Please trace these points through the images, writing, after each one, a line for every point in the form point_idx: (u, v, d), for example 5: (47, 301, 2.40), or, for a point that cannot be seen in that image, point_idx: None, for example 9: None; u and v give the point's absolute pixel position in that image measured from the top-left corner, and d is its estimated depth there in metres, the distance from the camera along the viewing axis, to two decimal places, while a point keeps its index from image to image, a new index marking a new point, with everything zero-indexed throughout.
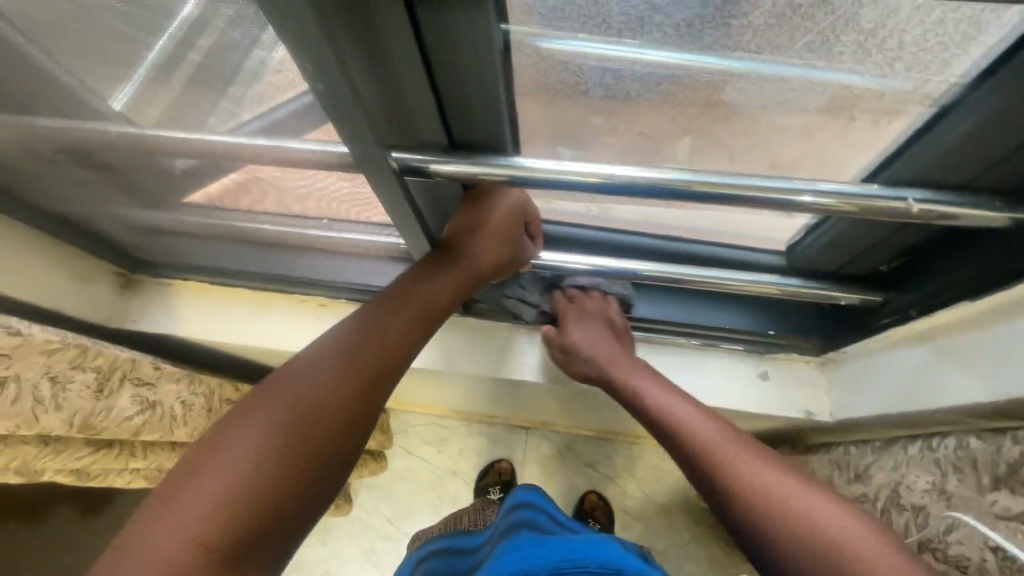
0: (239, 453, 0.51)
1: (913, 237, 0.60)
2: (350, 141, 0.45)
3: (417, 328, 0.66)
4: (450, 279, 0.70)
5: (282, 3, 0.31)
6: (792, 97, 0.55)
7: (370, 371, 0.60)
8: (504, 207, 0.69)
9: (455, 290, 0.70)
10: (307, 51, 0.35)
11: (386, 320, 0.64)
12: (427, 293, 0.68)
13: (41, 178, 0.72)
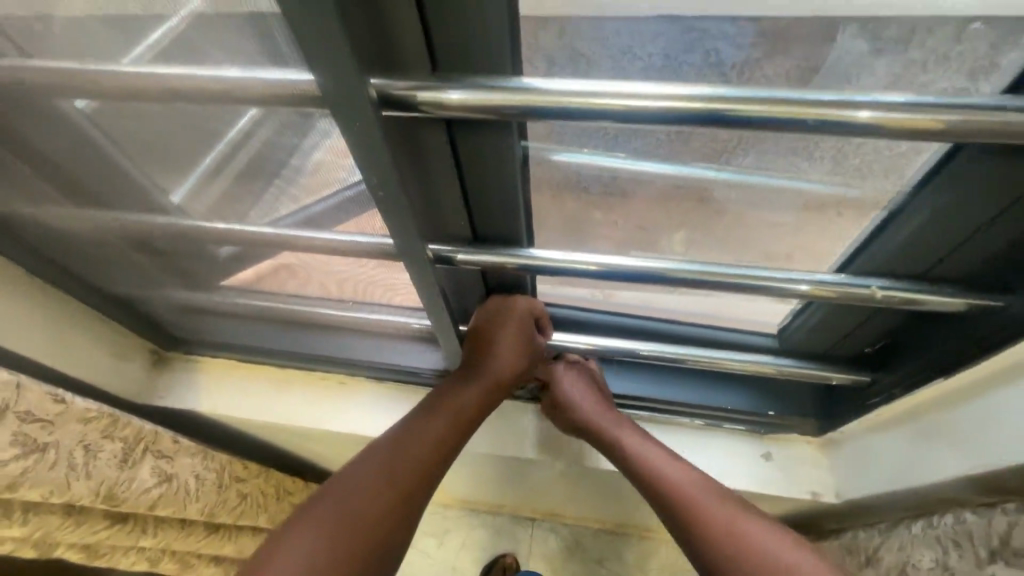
0: (299, 556, 0.62)
1: (888, 322, 0.66)
2: (397, 233, 0.53)
3: (450, 432, 0.75)
4: (475, 387, 0.79)
5: (359, 122, 0.40)
6: (763, 200, 0.65)
7: (407, 475, 0.70)
8: (514, 318, 0.77)
9: (480, 399, 0.79)
10: (370, 163, 0.44)
11: (424, 424, 0.75)
12: (456, 403, 0.77)
13: (105, 260, 0.81)
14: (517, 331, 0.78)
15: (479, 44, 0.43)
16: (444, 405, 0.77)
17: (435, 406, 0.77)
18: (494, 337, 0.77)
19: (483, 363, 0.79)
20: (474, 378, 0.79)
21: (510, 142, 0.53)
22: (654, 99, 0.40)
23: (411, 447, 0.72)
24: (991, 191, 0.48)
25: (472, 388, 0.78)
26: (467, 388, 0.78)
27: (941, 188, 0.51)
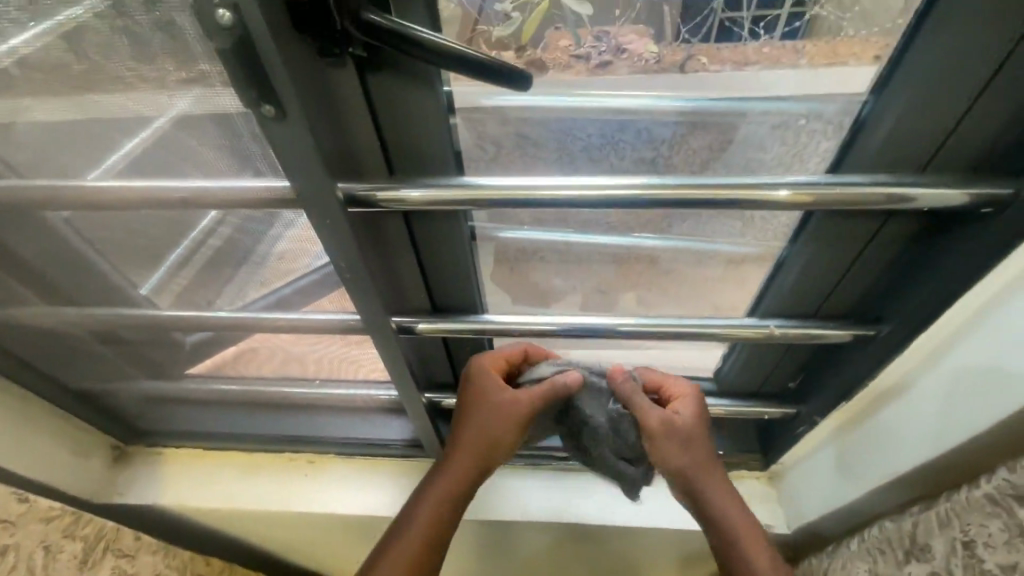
0: None
1: (800, 356, 0.76)
2: (363, 309, 0.60)
3: (448, 508, 0.75)
4: (461, 458, 0.74)
5: (326, 214, 0.47)
6: (683, 264, 0.76)
7: (414, 556, 0.73)
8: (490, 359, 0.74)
9: (468, 467, 0.74)
10: (337, 248, 0.51)
11: (420, 504, 0.75)
12: (446, 480, 0.75)
13: (76, 353, 0.85)
14: (492, 376, 0.72)
15: (425, 151, 0.53)
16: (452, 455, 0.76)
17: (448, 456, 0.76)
18: (475, 382, 0.73)
19: (470, 416, 0.73)
20: (463, 433, 0.73)
21: (460, 224, 0.62)
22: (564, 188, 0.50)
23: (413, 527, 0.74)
24: (845, 240, 0.59)
25: (469, 437, 0.73)
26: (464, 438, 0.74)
27: (801, 247, 0.61)
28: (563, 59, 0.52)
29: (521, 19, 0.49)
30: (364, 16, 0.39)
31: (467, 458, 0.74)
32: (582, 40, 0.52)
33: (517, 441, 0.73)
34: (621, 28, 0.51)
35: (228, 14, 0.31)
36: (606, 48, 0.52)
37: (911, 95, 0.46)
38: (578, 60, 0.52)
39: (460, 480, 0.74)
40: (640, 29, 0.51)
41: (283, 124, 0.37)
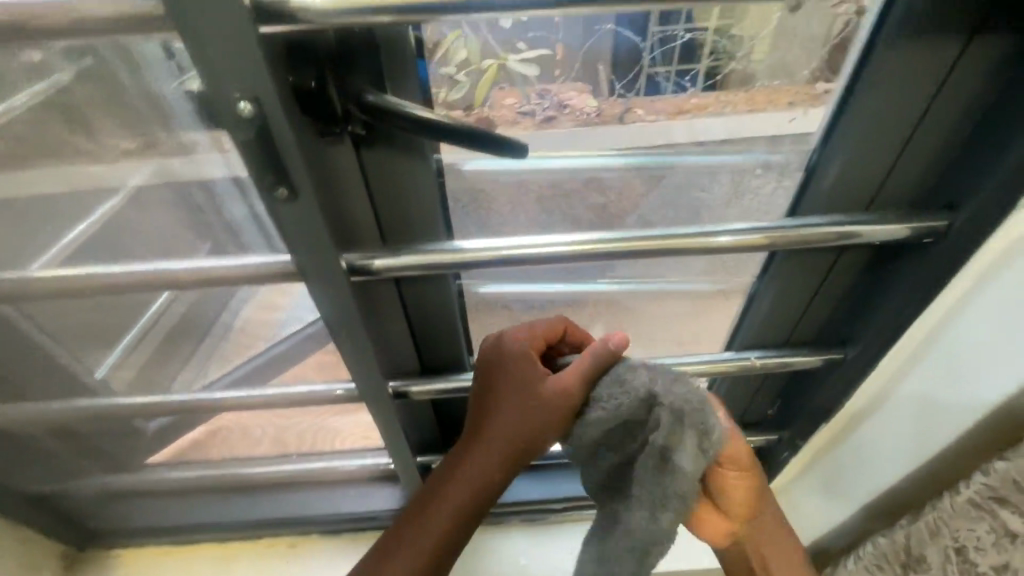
0: None
1: (775, 382, 0.81)
2: (359, 374, 0.60)
3: (459, 516, 0.58)
4: (481, 450, 0.56)
5: (330, 286, 0.49)
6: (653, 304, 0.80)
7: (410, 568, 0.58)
8: (528, 333, 0.54)
9: (493, 458, 0.56)
10: (338, 316, 0.52)
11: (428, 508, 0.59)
12: (461, 475, 0.57)
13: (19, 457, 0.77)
14: (535, 362, 0.52)
15: (417, 218, 0.54)
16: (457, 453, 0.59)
17: (463, 454, 0.58)
18: (502, 362, 0.54)
19: (495, 399, 0.55)
20: (486, 421, 0.55)
21: (448, 285, 0.63)
22: (552, 245, 0.52)
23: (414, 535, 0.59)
24: (808, 273, 0.64)
25: (498, 431, 0.55)
26: (483, 439, 0.56)
27: (767, 282, 0.66)
28: (510, 116, 0.54)
29: (470, 85, 0.52)
30: (367, 98, 0.42)
31: (484, 460, 0.56)
32: (527, 98, 0.54)
33: (556, 438, 0.54)
34: (563, 86, 0.53)
35: (249, 108, 0.33)
36: (550, 105, 0.54)
37: (848, 147, 0.52)
38: (524, 116, 0.55)
39: (482, 476, 0.57)
40: (579, 86, 0.53)
41: (294, 204, 0.39)
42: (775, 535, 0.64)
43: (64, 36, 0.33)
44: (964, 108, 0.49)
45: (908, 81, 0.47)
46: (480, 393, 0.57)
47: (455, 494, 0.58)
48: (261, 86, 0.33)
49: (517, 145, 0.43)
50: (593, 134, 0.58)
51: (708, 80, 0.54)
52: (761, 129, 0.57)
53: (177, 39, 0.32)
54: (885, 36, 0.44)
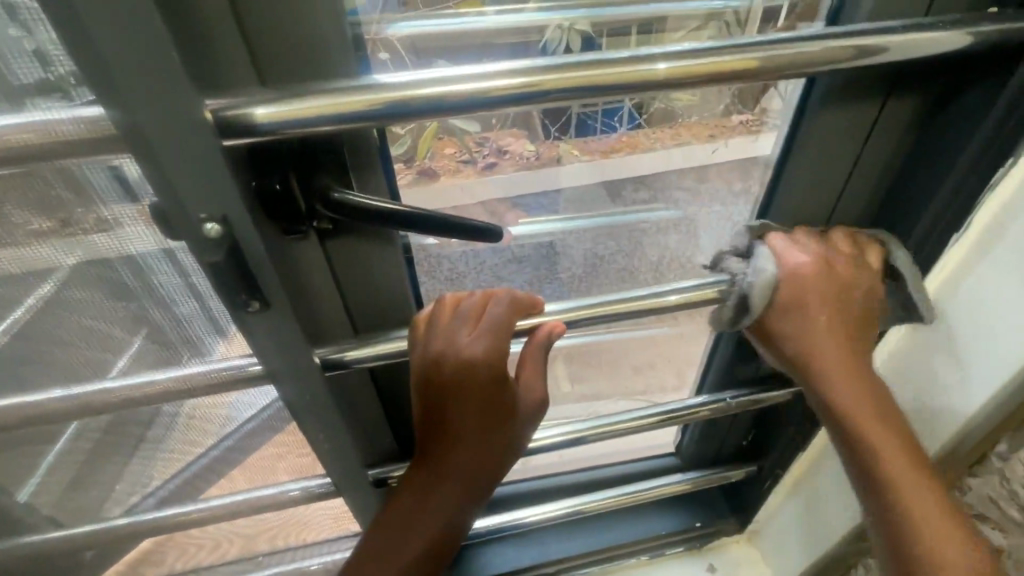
0: None
1: (749, 417, 0.82)
2: (339, 468, 0.57)
3: (449, 517, 0.54)
4: (459, 454, 0.51)
5: (307, 391, 0.46)
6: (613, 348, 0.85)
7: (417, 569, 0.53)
8: (493, 340, 0.47)
9: (472, 459, 0.52)
10: (316, 418, 0.50)
11: (409, 518, 0.53)
12: (441, 481, 0.52)
13: None
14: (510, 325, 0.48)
15: (387, 301, 0.53)
16: (413, 492, 0.53)
17: (437, 463, 0.52)
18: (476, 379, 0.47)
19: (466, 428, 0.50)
20: (456, 425, 0.50)
21: None
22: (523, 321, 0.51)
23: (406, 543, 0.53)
24: None
25: (472, 438, 0.51)
26: (449, 467, 0.52)
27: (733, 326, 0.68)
28: (450, 165, 0.56)
29: (412, 139, 0.50)
30: (332, 196, 0.40)
31: (455, 487, 0.53)
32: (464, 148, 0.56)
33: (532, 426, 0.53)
34: (500, 133, 0.55)
35: (216, 227, 0.31)
36: (490, 151, 0.56)
37: (790, 199, 0.56)
38: (465, 164, 0.56)
39: (462, 479, 0.52)
40: (515, 132, 0.56)
41: (264, 314, 0.37)
42: (893, 448, 0.49)
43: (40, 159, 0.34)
44: (888, 157, 0.54)
45: (838, 141, 0.51)
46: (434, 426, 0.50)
47: (424, 534, 0.53)
48: (230, 204, 0.31)
49: (491, 231, 0.44)
50: (535, 177, 0.61)
51: (634, 124, 0.59)
52: (684, 163, 0.64)
53: (133, 162, 0.31)
54: (812, 104, 0.49)
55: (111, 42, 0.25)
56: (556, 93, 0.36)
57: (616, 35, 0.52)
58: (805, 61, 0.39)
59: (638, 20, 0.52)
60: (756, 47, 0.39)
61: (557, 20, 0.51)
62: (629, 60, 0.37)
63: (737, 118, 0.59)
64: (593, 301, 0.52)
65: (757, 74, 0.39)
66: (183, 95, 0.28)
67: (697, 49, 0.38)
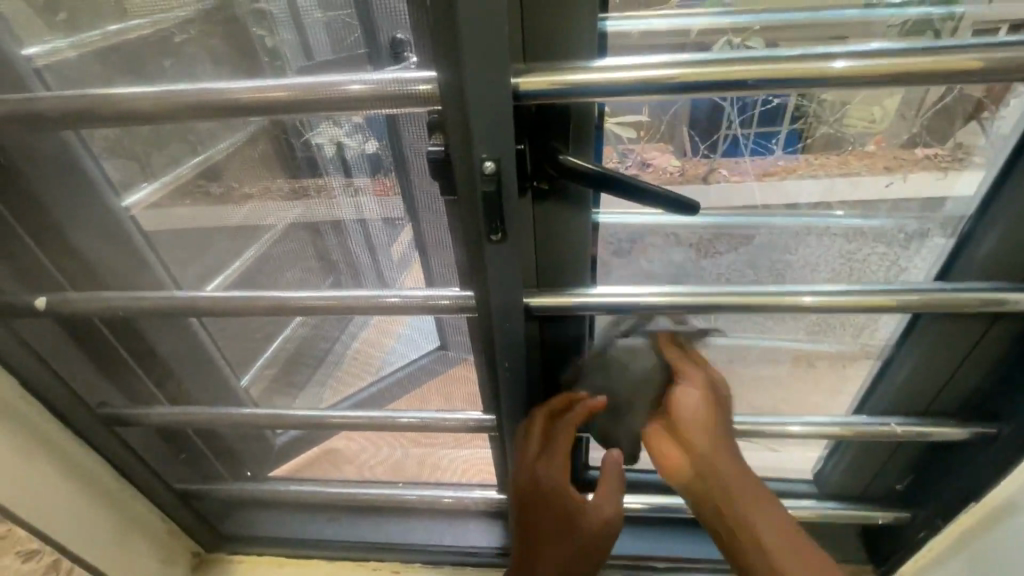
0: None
1: (909, 456, 0.76)
2: (506, 406, 0.65)
3: (557, 496, 0.62)
4: (557, 447, 0.62)
5: (507, 326, 0.54)
6: (756, 360, 0.83)
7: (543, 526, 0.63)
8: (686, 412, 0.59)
9: (563, 450, 0.62)
10: (507, 354, 0.58)
11: (524, 492, 0.63)
12: (542, 469, 0.62)
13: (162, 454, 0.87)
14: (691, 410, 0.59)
15: (572, 263, 0.60)
16: (525, 482, 0.62)
17: (539, 452, 0.62)
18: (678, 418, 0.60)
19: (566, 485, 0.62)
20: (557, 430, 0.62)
21: (583, 325, 0.66)
22: (689, 296, 0.55)
23: (527, 505, 0.63)
24: (955, 341, 0.62)
25: (562, 432, 0.61)
26: (552, 459, 0.62)
27: (911, 347, 0.65)
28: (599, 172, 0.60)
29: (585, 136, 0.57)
30: (560, 158, 0.48)
31: (556, 477, 0.62)
32: (614, 155, 0.60)
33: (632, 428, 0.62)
34: (646, 147, 0.61)
35: (492, 165, 0.40)
36: (633, 162, 0.61)
37: (1012, 213, 0.52)
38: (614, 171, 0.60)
39: (561, 465, 0.62)
40: (661, 146, 0.61)
41: (499, 245, 0.46)
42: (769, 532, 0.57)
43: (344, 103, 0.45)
44: None
45: None
46: (547, 476, 0.62)
47: (538, 505, 0.62)
48: (505, 149, 0.40)
49: (689, 205, 0.47)
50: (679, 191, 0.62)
51: (794, 144, 0.61)
52: (856, 191, 0.63)
53: (443, 112, 0.40)
54: None
55: (472, 18, 0.35)
56: (750, 85, 0.40)
57: (792, 39, 0.54)
58: None
59: (814, 25, 0.53)
60: (955, 50, 0.39)
61: (728, 23, 0.53)
62: (808, 56, 0.40)
63: (923, 151, 0.60)
64: (763, 290, 0.55)
65: (982, 74, 0.38)
66: (502, 61, 0.37)
67: (886, 51, 0.39)
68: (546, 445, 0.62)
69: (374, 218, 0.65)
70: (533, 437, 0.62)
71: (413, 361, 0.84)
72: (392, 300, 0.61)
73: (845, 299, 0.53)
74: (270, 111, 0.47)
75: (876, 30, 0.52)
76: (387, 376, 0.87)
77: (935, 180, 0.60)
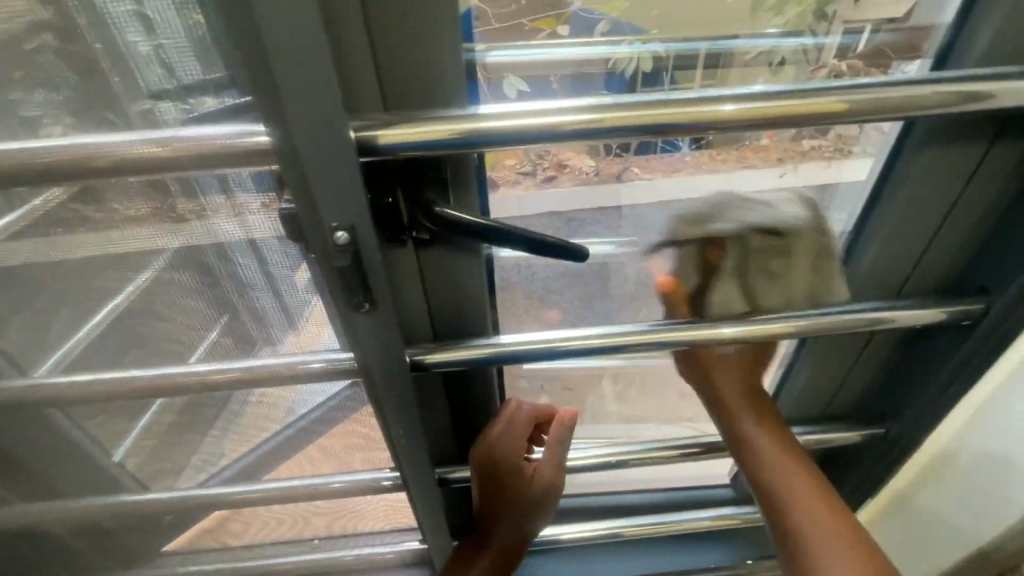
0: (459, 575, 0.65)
1: (813, 458, 0.80)
2: (412, 469, 0.59)
3: (517, 473, 0.63)
4: (519, 427, 0.63)
5: (398, 391, 0.49)
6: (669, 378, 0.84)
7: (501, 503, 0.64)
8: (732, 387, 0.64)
9: (525, 431, 0.64)
10: (405, 419, 0.52)
11: (484, 471, 0.63)
12: (504, 447, 0.62)
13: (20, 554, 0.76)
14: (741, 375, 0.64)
15: (469, 310, 0.56)
16: (486, 464, 0.62)
17: (499, 434, 0.63)
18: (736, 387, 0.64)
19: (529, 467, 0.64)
20: (519, 412, 0.64)
21: (490, 376, 0.63)
22: (593, 341, 0.53)
23: (486, 483, 0.63)
24: (845, 352, 0.65)
25: (525, 414, 0.64)
26: (512, 437, 0.63)
27: (801, 364, 0.67)
28: (510, 175, 0.53)
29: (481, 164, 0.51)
30: (435, 210, 0.43)
31: (517, 457, 0.63)
32: (526, 159, 0.53)
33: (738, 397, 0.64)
34: (560, 148, 0.53)
35: (345, 235, 0.35)
36: (548, 164, 0.54)
37: (883, 236, 0.54)
38: (524, 177, 0.54)
39: (521, 445, 0.63)
40: (578, 148, 0.53)
41: (372, 315, 0.40)
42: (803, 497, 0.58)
43: (157, 168, 0.37)
44: (984, 209, 0.51)
45: (933, 183, 0.50)
46: (512, 463, 0.63)
47: (496, 485, 0.63)
48: (357, 214, 0.35)
49: (577, 252, 0.45)
50: (597, 194, 0.57)
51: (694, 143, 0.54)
52: (757, 184, 0.57)
53: (281, 171, 0.35)
54: (912, 141, 0.48)
55: (286, 76, 0.29)
56: (630, 132, 0.38)
57: (682, 68, 0.51)
58: (899, 106, 0.39)
59: (705, 52, 0.51)
60: (826, 91, 0.38)
61: (626, 49, 0.50)
62: (692, 99, 0.38)
63: (809, 142, 0.54)
64: (664, 327, 0.53)
65: (848, 115, 0.38)
66: (335, 117, 0.32)
67: (766, 94, 0.38)
68: (508, 425, 0.63)
69: (268, 239, 0.49)
70: (496, 420, 0.63)
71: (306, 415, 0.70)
72: (277, 367, 0.56)
73: (744, 330, 0.53)
74: (69, 178, 0.38)
75: (754, 61, 0.51)
76: (279, 431, 0.72)
77: (822, 170, 0.56)
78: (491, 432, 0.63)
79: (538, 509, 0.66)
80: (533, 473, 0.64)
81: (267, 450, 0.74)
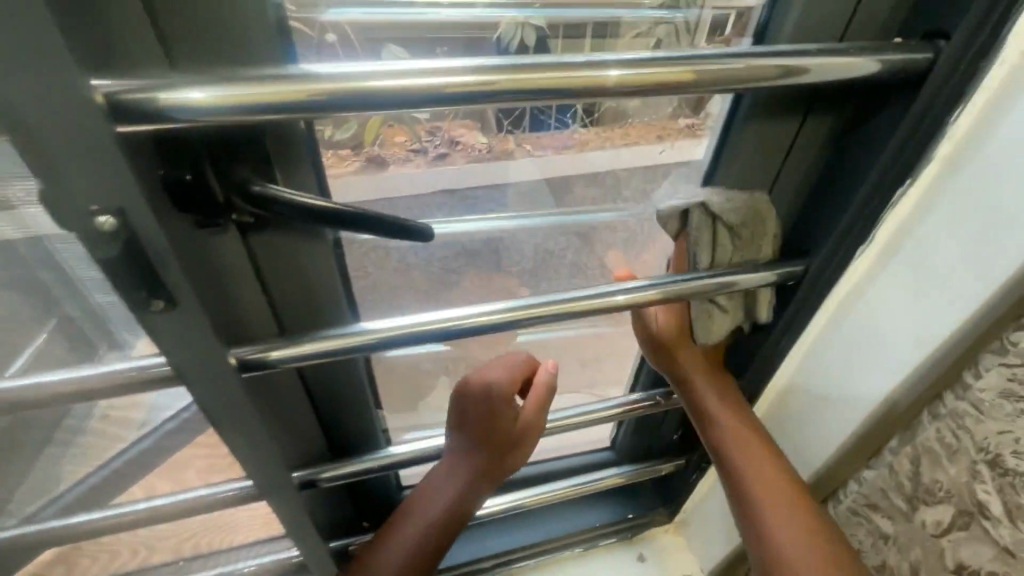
0: (405, 525, 0.66)
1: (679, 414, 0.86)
2: (260, 475, 0.54)
3: (492, 426, 0.62)
4: (519, 381, 0.63)
5: (228, 395, 0.44)
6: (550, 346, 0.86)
7: (467, 453, 0.64)
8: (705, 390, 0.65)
9: (517, 383, 0.62)
10: (245, 425, 0.47)
11: (470, 421, 0.62)
12: (500, 402, 0.61)
13: None
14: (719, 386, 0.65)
15: (320, 299, 0.51)
16: (480, 412, 0.62)
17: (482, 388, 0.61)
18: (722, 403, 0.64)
19: (502, 414, 0.61)
20: (498, 368, 0.62)
21: (357, 364, 0.59)
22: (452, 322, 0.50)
23: (461, 434, 0.63)
24: None
25: (518, 369, 0.63)
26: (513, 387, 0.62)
27: None
28: (401, 153, 0.56)
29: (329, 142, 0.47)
30: (254, 189, 0.38)
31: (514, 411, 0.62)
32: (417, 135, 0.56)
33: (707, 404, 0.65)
34: (452, 124, 0.56)
35: (110, 221, 0.29)
36: (441, 141, 0.57)
37: None
38: (416, 153, 0.57)
39: (503, 400, 0.61)
40: (467, 123, 0.57)
41: (170, 314, 0.35)
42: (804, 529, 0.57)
43: None
44: (805, 179, 0.56)
45: (764, 155, 0.53)
46: (493, 414, 0.61)
47: (465, 434, 0.63)
48: (123, 196, 0.28)
49: (420, 231, 0.42)
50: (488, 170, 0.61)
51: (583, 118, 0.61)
52: (637, 161, 0.65)
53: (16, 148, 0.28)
54: (740, 116, 0.50)
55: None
56: (484, 99, 0.35)
57: (570, 38, 0.54)
58: (728, 78, 0.39)
59: (592, 23, 0.55)
60: (670, 60, 0.38)
61: (512, 18, 0.52)
62: (581, 61, 0.36)
63: (683, 120, 0.59)
64: (529, 302, 0.53)
65: (695, 86, 0.38)
66: (62, 67, 0.25)
67: (649, 59, 0.37)
68: (499, 376, 0.62)
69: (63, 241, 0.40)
70: (484, 370, 0.62)
71: (158, 430, 0.61)
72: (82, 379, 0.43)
73: (602, 302, 0.54)
74: None
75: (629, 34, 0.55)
76: (124, 448, 0.62)
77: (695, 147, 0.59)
78: (464, 386, 0.61)
79: (511, 457, 0.65)
80: (508, 425, 0.63)
81: (94, 481, 0.62)
